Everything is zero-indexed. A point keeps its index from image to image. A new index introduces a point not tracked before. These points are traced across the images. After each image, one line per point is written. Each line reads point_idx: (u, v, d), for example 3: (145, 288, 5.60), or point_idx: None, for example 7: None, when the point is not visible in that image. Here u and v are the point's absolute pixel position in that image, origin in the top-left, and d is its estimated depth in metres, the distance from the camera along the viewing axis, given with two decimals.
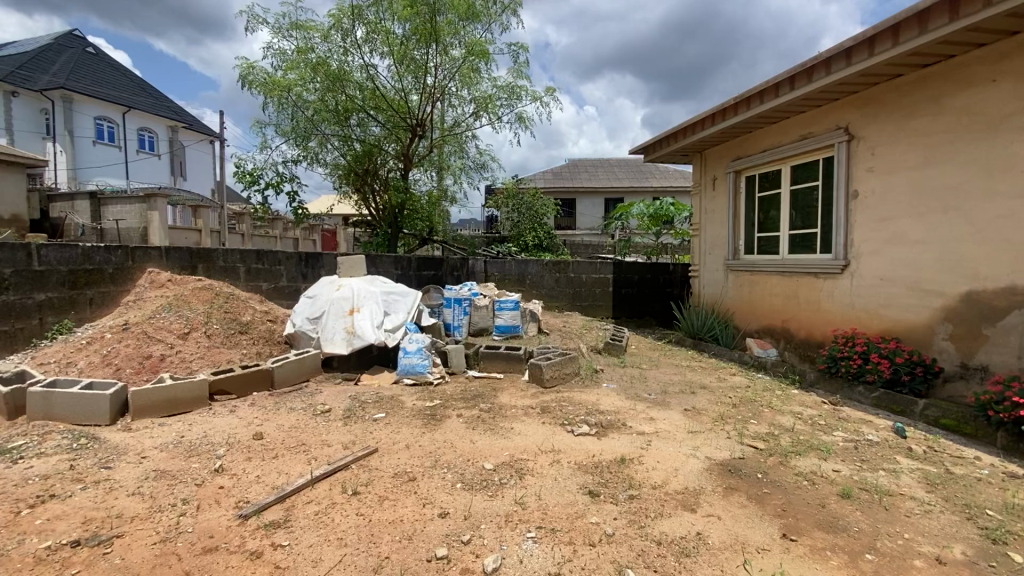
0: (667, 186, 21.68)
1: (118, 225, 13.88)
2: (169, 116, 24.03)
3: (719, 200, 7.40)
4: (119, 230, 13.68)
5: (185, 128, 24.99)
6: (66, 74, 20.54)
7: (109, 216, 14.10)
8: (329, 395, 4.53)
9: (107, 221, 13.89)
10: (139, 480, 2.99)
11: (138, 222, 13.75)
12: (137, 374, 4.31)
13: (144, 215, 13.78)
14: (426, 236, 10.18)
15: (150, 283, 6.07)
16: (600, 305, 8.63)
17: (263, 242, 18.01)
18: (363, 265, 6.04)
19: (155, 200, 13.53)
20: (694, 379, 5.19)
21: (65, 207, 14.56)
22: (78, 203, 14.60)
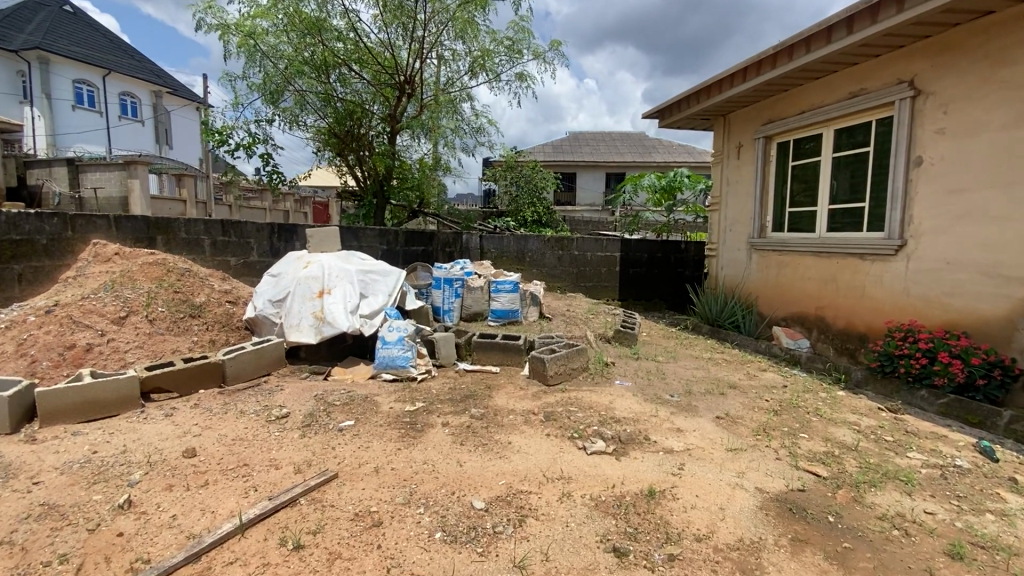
0: (673, 161, 20.69)
1: (96, 193, 12.91)
2: (153, 80, 22.73)
3: (744, 170, 6.57)
4: (97, 199, 12.79)
5: (169, 92, 23.65)
6: (39, 32, 19.25)
7: (84, 184, 13.16)
8: (291, 394, 3.79)
9: (84, 189, 12.91)
10: (15, 520, 2.19)
11: (117, 190, 12.79)
12: (56, 368, 3.51)
13: (125, 183, 12.82)
14: (416, 207, 9.35)
15: (94, 257, 5.23)
16: (606, 285, 7.86)
17: (249, 213, 17.07)
18: (337, 239, 5.25)
19: (135, 167, 12.57)
20: (721, 377, 4.46)
21: (40, 173, 13.55)
22: (55, 170, 13.53)
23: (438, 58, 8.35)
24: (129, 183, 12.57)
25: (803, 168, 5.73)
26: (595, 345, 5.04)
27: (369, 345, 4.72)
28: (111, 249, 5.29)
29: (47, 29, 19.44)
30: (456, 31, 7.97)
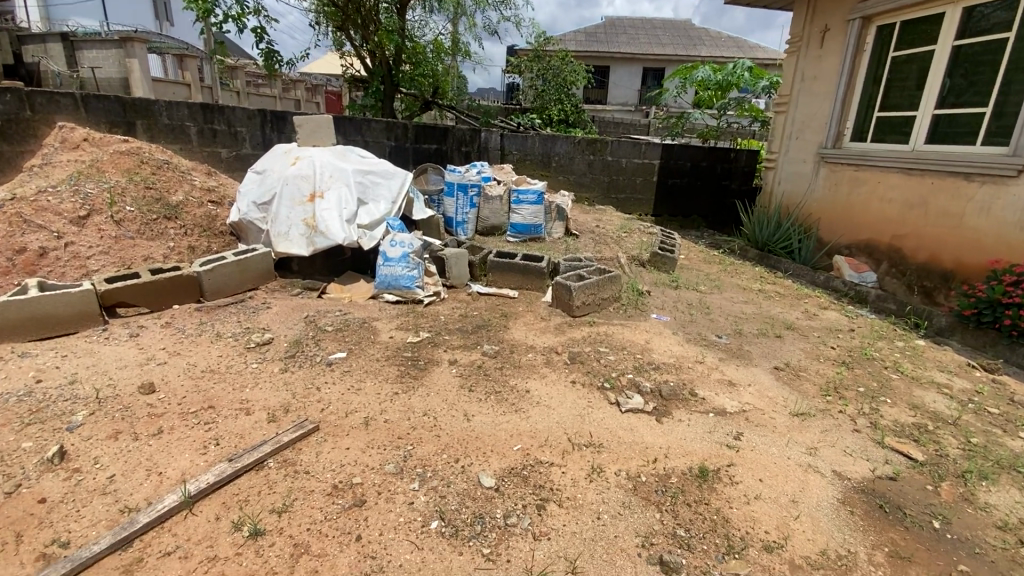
0: (722, 56, 18.32)
1: (93, 72, 11.88)
2: None
3: (826, 62, 5.38)
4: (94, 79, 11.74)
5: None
6: None
7: (81, 62, 12.05)
8: (278, 314, 3.29)
9: (80, 68, 11.87)
10: None
11: (114, 70, 11.71)
12: (4, 275, 3.05)
13: (120, 61, 11.69)
14: (431, 98, 8.25)
15: (61, 144, 4.56)
16: (639, 198, 7.02)
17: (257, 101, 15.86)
18: (331, 131, 4.45)
19: (130, 44, 11.39)
20: (776, 315, 3.83)
21: (33, 49, 12.45)
22: (52, 47, 12.32)
23: None
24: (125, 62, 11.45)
25: (909, 59, 4.56)
26: (628, 270, 4.37)
27: (371, 259, 4.13)
28: (79, 135, 4.60)
29: None
30: None
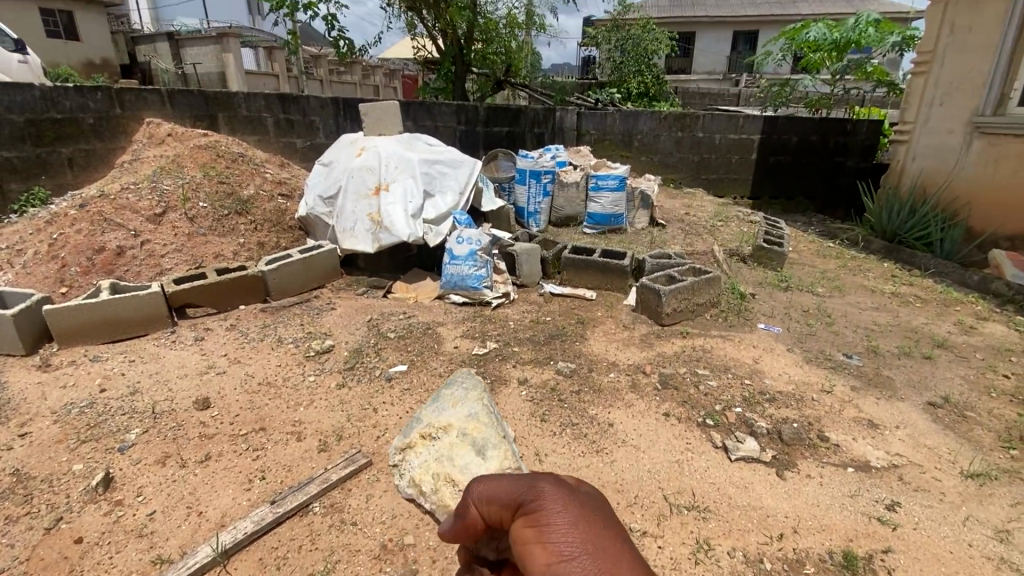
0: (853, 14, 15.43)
1: (197, 68, 12.72)
2: None
3: (990, 5, 4.37)
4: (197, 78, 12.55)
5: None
6: None
7: (188, 60, 12.89)
8: (341, 317, 3.10)
9: (186, 66, 12.86)
10: None
11: (215, 66, 12.35)
12: (85, 275, 3.15)
13: (220, 58, 12.24)
14: (502, 78, 7.08)
15: (148, 139, 4.26)
16: (734, 179, 6.26)
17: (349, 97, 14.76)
18: (398, 116, 4.21)
19: (227, 39, 11.92)
20: (920, 329, 3.15)
21: (148, 50, 13.78)
22: (160, 44, 13.40)
23: None
24: (224, 58, 12.00)
25: None
26: (727, 267, 3.81)
27: (438, 255, 3.87)
28: (165, 130, 4.32)
29: None
30: None
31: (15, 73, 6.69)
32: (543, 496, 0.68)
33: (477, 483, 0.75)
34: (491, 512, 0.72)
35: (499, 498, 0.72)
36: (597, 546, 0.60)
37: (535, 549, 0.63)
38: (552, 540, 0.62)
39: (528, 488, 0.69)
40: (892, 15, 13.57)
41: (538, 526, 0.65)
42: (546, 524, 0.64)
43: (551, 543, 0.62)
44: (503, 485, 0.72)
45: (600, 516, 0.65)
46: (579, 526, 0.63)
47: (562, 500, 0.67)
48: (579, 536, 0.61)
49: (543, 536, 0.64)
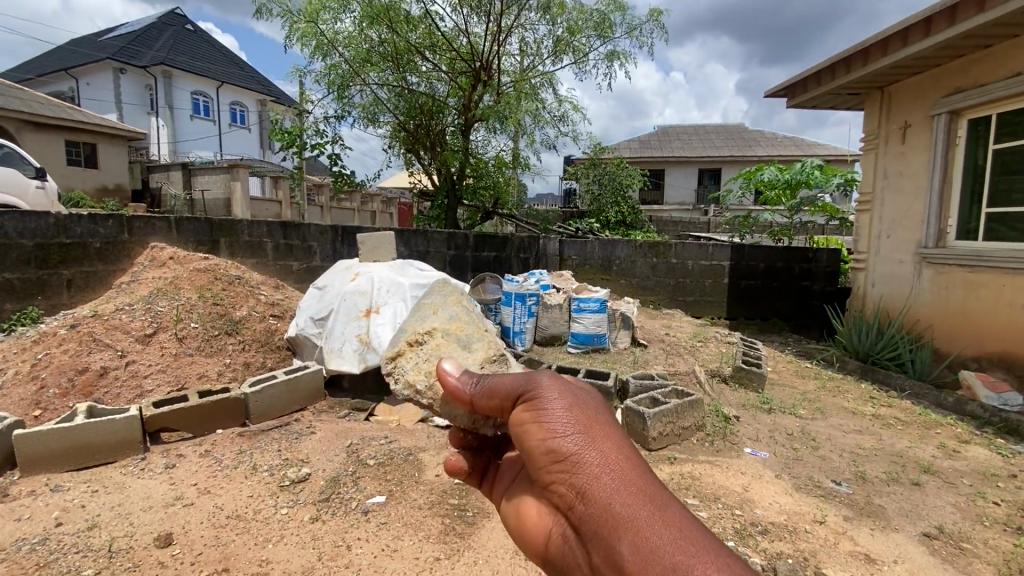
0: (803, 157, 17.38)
1: (204, 195, 13.58)
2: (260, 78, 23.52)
3: (912, 157, 5.07)
4: (204, 203, 13.33)
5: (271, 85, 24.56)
6: (159, 29, 20.69)
7: (198, 187, 13.81)
8: (321, 441, 3.03)
9: (195, 193, 13.72)
10: None
11: (222, 193, 13.20)
12: (63, 396, 3.10)
13: (228, 186, 13.15)
14: (490, 208, 7.70)
15: (150, 262, 4.45)
16: (710, 300, 6.58)
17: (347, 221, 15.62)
18: (392, 244, 4.50)
19: (237, 170, 12.88)
20: (905, 453, 3.15)
21: (161, 179, 14.76)
22: (173, 174, 14.42)
23: (519, 45, 7.01)
24: (232, 186, 12.87)
25: (1016, 152, 4.22)
26: (710, 389, 3.87)
27: None
28: (168, 253, 4.53)
29: (170, 36, 20.33)
30: (538, 7, 6.60)
31: (30, 199, 7.11)
32: (541, 387, 0.83)
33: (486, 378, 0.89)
34: (490, 397, 0.87)
35: (498, 390, 0.86)
36: (592, 434, 0.78)
37: (534, 430, 0.80)
38: (551, 424, 0.79)
39: (528, 383, 0.84)
40: (836, 159, 15.36)
41: (537, 411, 0.81)
42: (546, 411, 0.80)
43: (550, 427, 0.79)
44: (506, 381, 0.86)
45: (589, 402, 0.83)
46: (576, 412, 0.80)
47: (559, 390, 0.82)
48: (575, 423, 0.78)
49: (542, 421, 0.80)
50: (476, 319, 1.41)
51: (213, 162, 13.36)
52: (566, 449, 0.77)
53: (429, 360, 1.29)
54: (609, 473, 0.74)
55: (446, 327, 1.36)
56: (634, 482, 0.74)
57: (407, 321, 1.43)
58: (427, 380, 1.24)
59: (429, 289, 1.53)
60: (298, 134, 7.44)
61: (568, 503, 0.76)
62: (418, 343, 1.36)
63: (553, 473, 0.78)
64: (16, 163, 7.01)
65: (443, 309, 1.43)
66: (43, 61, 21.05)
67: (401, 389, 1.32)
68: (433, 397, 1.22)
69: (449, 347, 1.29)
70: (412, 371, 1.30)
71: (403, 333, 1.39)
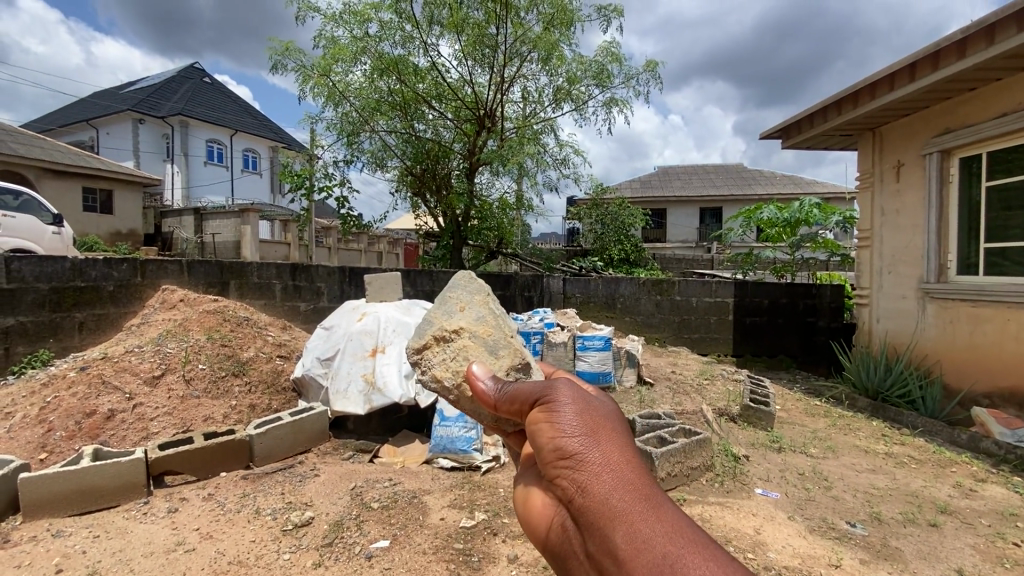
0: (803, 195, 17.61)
1: (215, 238, 13.87)
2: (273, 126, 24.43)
3: (906, 195, 5.17)
4: (215, 246, 13.60)
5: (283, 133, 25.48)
6: (178, 83, 21.70)
7: (209, 231, 14.13)
8: (325, 483, 3.00)
9: (206, 236, 14.02)
10: None
11: (233, 236, 13.48)
12: (69, 439, 3.11)
13: (238, 229, 13.44)
14: (495, 248, 7.83)
15: (161, 304, 4.54)
16: (715, 338, 6.56)
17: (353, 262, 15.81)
18: (398, 284, 4.58)
19: (248, 214, 13.18)
20: (920, 492, 3.08)
21: (174, 223, 15.11)
22: (185, 218, 14.79)
23: (521, 93, 7.33)
24: (242, 229, 13.14)
25: (1010, 188, 4.31)
26: (718, 428, 3.82)
27: (428, 417, 3.89)
28: (178, 296, 4.61)
29: (189, 89, 21.32)
30: (539, 58, 6.94)
31: (47, 244, 7.30)
32: (557, 394, 0.89)
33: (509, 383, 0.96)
34: (511, 404, 0.93)
35: (518, 393, 0.93)
36: (598, 437, 0.82)
37: (545, 427, 0.85)
38: (562, 424, 0.84)
39: (545, 388, 0.90)
40: (834, 197, 15.60)
41: (549, 413, 0.86)
42: (558, 414, 0.85)
43: (560, 426, 0.84)
44: (526, 387, 0.93)
45: (600, 411, 0.88)
46: (586, 416, 0.85)
47: (572, 396, 0.88)
48: (583, 425, 0.83)
49: (553, 421, 0.85)
50: (502, 326, 1.54)
51: (225, 206, 13.72)
52: (572, 447, 0.82)
53: (457, 358, 1.45)
54: (610, 471, 0.79)
55: (473, 331, 1.50)
56: (633, 483, 0.78)
57: (436, 318, 1.58)
58: (455, 379, 1.41)
59: (458, 291, 1.67)
60: (309, 179, 7.68)
61: (567, 496, 0.80)
62: (444, 340, 1.51)
63: (557, 468, 0.82)
64: (35, 210, 7.25)
65: (471, 312, 1.58)
66: (66, 113, 22.03)
67: (427, 381, 1.46)
68: (459, 394, 1.37)
69: (474, 350, 1.44)
70: (439, 366, 1.46)
71: (432, 328, 1.54)
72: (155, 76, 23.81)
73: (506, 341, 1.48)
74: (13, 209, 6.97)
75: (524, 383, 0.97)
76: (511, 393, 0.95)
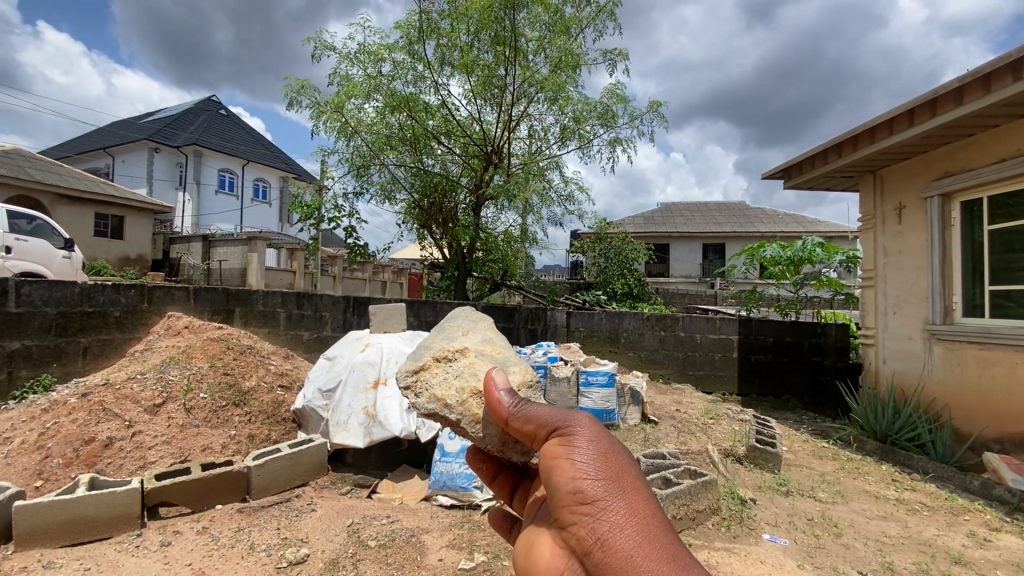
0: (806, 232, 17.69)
1: (221, 265, 14.00)
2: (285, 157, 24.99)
3: (909, 236, 5.21)
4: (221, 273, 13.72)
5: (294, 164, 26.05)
6: (195, 115, 22.36)
7: (216, 257, 14.28)
8: (322, 519, 2.94)
9: (213, 263, 14.15)
10: None
11: (240, 263, 13.62)
12: (66, 467, 3.08)
13: (245, 256, 13.58)
14: (499, 280, 7.87)
15: (166, 331, 4.55)
16: (720, 375, 6.49)
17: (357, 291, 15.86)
18: (402, 315, 4.59)
19: (256, 242, 13.34)
20: (933, 541, 2.99)
21: (182, 248, 15.28)
22: (193, 245, 14.99)
23: (528, 131, 7.52)
24: (249, 256, 13.26)
25: (1012, 232, 4.35)
26: (724, 469, 3.74)
27: (428, 451, 3.83)
28: (184, 322, 4.63)
29: (205, 120, 21.96)
30: (546, 98, 7.15)
31: (56, 268, 7.38)
32: (576, 425, 0.88)
33: (526, 406, 0.94)
34: (525, 425, 0.92)
35: (535, 417, 0.91)
36: (621, 484, 0.82)
37: (565, 466, 0.84)
38: (583, 463, 0.83)
39: (565, 418, 0.89)
40: (836, 236, 15.73)
41: (569, 448, 0.85)
42: (577, 450, 0.85)
43: (580, 467, 0.83)
44: (544, 412, 0.92)
45: (621, 454, 0.87)
46: (607, 459, 0.84)
47: (593, 433, 0.87)
48: (604, 469, 0.83)
49: (573, 459, 0.84)
50: (508, 346, 1.58)
51: (233, 234, 13.91)
52: (592, 492, 0.81)
53: (459, 375, 1.45)
54: (632, 526, 0.78)
55: (479, 350, 1.53)
56: (657, 541, 0.77)
57: (437, 342, 1.60)
58: (458, 397, 1.38)
59: (459, 320, 1.69)
60: (317, 210, 7.81)
61: (586, 547, 0.79)
62: (446, 360, 1.52)
63: (576, 513, 0.82)
64: (47, 234, 7.36)
65: (476, 335, 1.61)
66: (84, 141, 22.64)
67: (425, 401, 1.43)
68: (462, 412, 1.34)
69: (482, 366, 1.46)
70: (439, 385, 1.45)
71: (431, 351, 1.57)
72: (173, 107, 24.57)
73: (513, 357, 1.52)
74: (25, 232, 7.08)
75: (543, 404, 0.95)
76: (526, 412, 0.94)
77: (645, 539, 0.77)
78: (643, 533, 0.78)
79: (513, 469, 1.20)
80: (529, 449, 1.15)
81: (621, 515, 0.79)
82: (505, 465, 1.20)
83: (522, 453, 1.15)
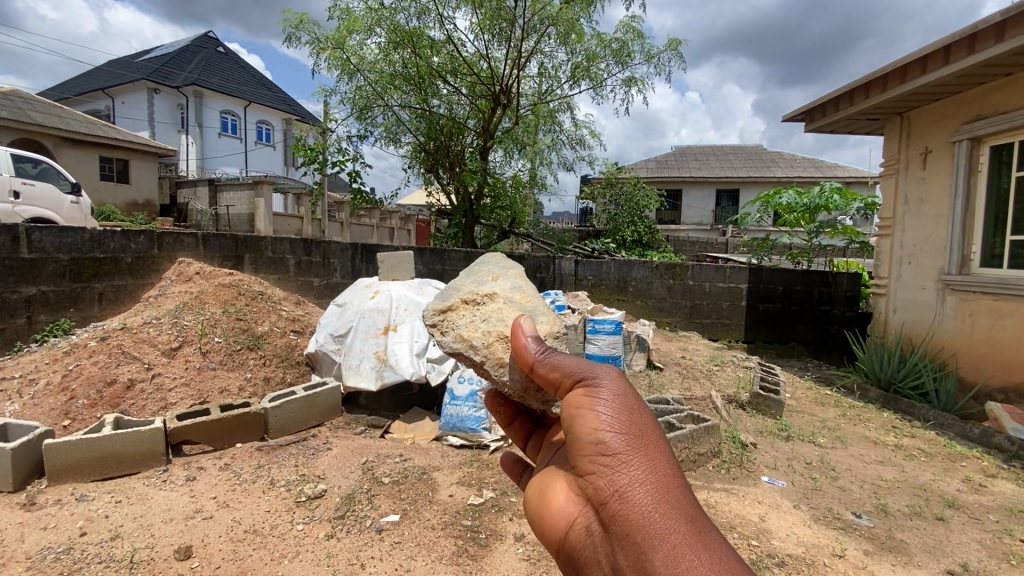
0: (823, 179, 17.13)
1: (229, 210, 13.96)
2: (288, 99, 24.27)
3: (932, 182, 5.03)
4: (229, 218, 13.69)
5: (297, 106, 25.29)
6: (192, 53, 21.52)
7: (223, 203, 14.19)
8: (337, 457, 3.07)
9: (221, 208, 14.11)
10: None
11: (247, 208, 13.55)
12: (91, 408, 3.20)
13: (252, 201, 13.50)
14: (507, 227, 7.77)
15: (177, 277, 4.60)
16: (727, 323, 6.51)
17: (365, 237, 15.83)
18: (410, 263, 4.57)
19: (261, 187, 13.20)
20: (927, 485, 3.09)
21: (188, 193, 15.16)
22: (200, 190, 14.87)
23: (538, 69, 7.16)
24: (256, 201, 13.17)
25: None
26: (726, 415, 3.82)
27: (439, 395, 3.94)
28: (195, 268, 4.66)
29: (203, 59, 21.17)
30: (557, 33, 6.75)
31: (65, 213, 7.38)
32: (602, 378, 0.87)
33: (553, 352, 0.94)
34: (550, 372, 0.91)
35: (561, 365, 0.91)
36: (643, 441, 0.83)
37: (588, 416, 0.84)
38: (606, 416, 0.84)
39: (591, 370, 0.89)
40: (856, 182, 15.23)
41: (593, 399, 0.85)
42: (602, 403, 0.85)
43: (603, 418, 0.84)
44: (571, 361, 0.91)
45: (644, 411, 0.87)
46: (631, 415, 0.84)
47: (618, 388, 0.87)
48: (628, 424, 0.83)
49: (596, 410, 0.84)
50: (536, 294, 1.57)
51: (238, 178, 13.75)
52: (614, 445, 0.82)
53: (487, 319, 1.44)
54: (651, 483, 0.80)
55: (508, 296, 1.53)
56: (675, 500, 0.78)
57: (466, 285, 1.59)
58: (483, 338, 1.36)
59: (489, 265, 1.70)
60: (321, 152, 7.63)
61: (603, 498, 0.81)
62: (474, 303, 1.51)
63: (595, 463, 0.83)
64: (54, 178, 7.31)
65: (505, 282, 1.60)
66: (83, 81, 22.03)
67: (451, 340, 1.43)
68: (487, 353, 1.33)
69: (510, 312, 1.45)
70: (466, 326, 1.44)
71: (459, 292, 1.55)
72: (169, 44, 23.63)
73: (542, 307, 1.50)
74: (32, 176, 7.02)
75: (569, 354, 0.94)
76: (551, 361, 0.93)
77: (661, 496, 0.79)
78: (662, 489, 0.79)
79: (529, 416, 1.24)
80: (550, 398, 1.15)
81: (640, 471, 0.80)
82: (521, 411, 1.25)
83: (543, 402, 1.15)
